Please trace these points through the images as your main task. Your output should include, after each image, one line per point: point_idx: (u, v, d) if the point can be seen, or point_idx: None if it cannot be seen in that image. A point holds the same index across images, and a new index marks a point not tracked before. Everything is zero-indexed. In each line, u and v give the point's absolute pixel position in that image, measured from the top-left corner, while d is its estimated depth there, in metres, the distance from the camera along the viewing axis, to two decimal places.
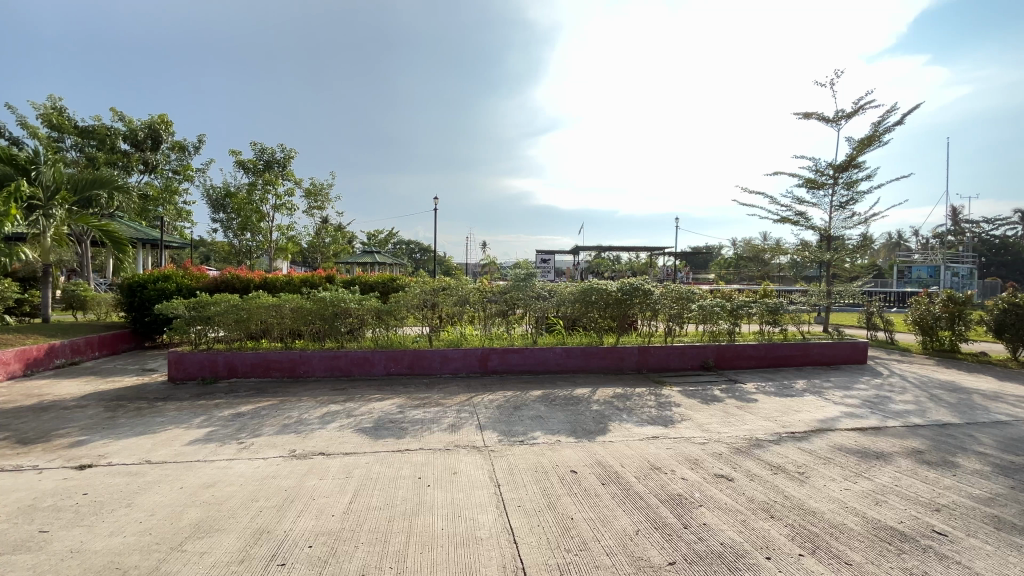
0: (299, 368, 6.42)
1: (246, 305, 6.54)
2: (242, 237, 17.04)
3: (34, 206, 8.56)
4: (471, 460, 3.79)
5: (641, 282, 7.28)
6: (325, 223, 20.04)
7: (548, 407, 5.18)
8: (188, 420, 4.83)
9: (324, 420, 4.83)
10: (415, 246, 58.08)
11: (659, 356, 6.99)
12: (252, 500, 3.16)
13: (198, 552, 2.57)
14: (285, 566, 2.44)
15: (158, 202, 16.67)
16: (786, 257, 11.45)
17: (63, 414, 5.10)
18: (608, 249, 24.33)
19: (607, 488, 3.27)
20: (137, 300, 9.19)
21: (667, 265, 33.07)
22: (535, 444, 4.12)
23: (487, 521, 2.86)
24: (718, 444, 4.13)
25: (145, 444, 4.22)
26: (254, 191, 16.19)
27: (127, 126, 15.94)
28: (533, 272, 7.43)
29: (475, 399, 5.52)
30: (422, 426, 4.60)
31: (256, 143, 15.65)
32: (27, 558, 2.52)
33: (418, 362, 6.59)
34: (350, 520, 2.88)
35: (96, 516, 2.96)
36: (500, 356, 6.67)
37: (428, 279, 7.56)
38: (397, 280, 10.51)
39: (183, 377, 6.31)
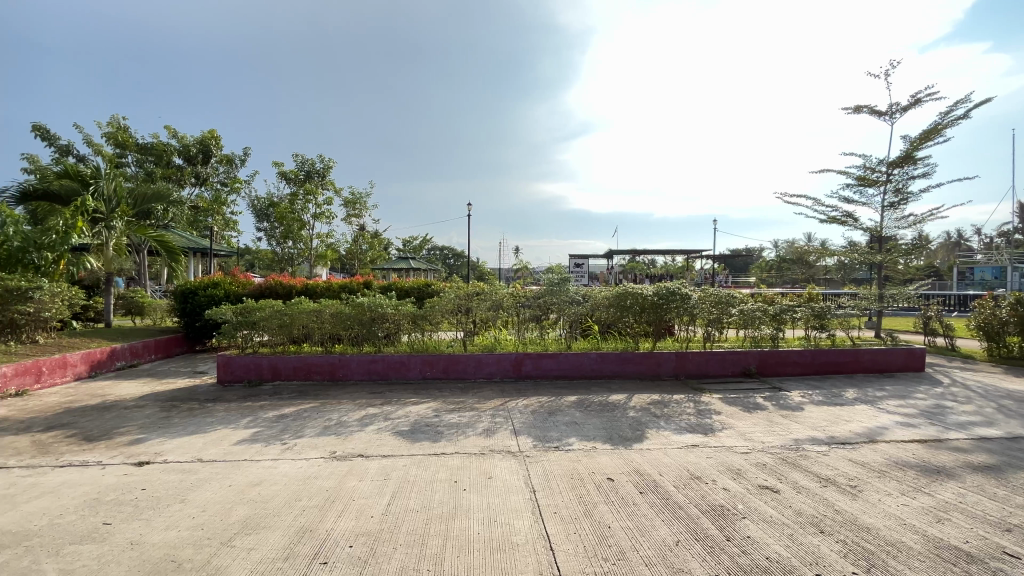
0: (338, 371, 6.61)
1: (289, 311, 6.79)
2: (285, 245, 17.75)
3: (97, 219, 9.16)
4: (506, 465, 3.79)
5: (678, 285, 7.08)
6: (363, 231, 20.61)
7: (583, 413, 5.13)
8: (236, 421, 5.05)
9: (363, 422, 4.95)
10: (449, 252, 58.89)
11: (697, 362, 6.81)
12: (295, 500, 3.26)
13: (246, 548, 2.68)
14: (326, 564, 2.51)
15: (208, 213, 17.55)
16: (833, 259, 10.88)
17: (122, 413, 5.43)
18: (643, 253, 23.91)
19: (644, 497, 3.20)
20: (189, 305, 9.71)
21: (706, 269, 32.21)
22: (570, 450, 4.08)
23: (523, 526, 2.86)
24: (762, 454, 3.97)
25: (196, 443, 4.43)
26: (296, 201, 16.83)
27: (180, 142, 16.91)
28: (567, 277, 7.40)
29: (510, 404, 5.52)
30: (458, 430, 4.65)
31: (298, 155, 16.30)
32: (93, 548, 2.69)
33: (453, 366, 6.66)
34: (388, 522, 2.93)
35: (153, 511, 3.13)
36: (534, 361, 6.66)
37: (462, 285, 7.62)
38: (432, 286, 10.65)
39: (231, 379, 6.60)
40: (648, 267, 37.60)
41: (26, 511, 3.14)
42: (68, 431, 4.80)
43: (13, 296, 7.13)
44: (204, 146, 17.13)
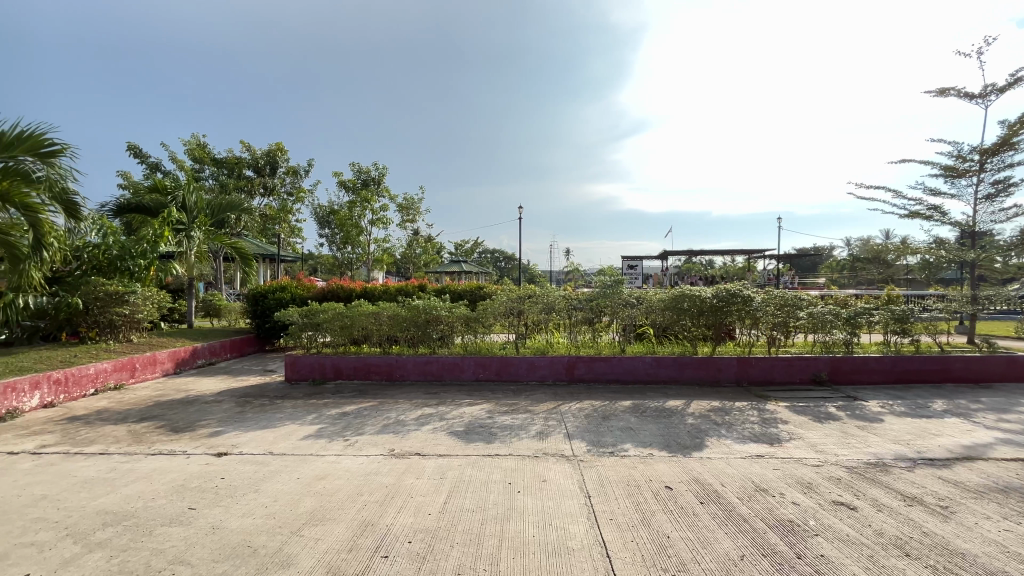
0: (395, 372, 6.84)
1: (350, 313, 7.11)
2: (345, 250, 18.63)
3: (181, 228, 10.03)
4: (560, 468, 3.77)
5: (740, 287, 6.73)
6: (417, 236, 21.28)
7: (638, 419, 5.00)
8: (302, 417, 5.34)
9: (419, 422, 5.09)
10: (500, 255, 59.57)
11: (761, 368, 6.46)
12: (357, 494, 3.40)
13: (313, 538, 2.83)
14: (387, 558, 2.60)
15: (275, 221, 18.74)
16: (916, 257, 9.89)
17: (203, 407, 5.89)
18: (701, 253, 22.99)
19: (705, 508, 3.07)
20: (260, 308, 10.40)
21: (768, 270, 30.53)
22: (625, 456, 4.00)
23: (578, 532, 2.82)
24: (836, 468, 3.71)
25: (268, 437, 4.73)
26: (355, 208, 17.63)
27: (251, 155, 18.16)
28: (620, 279, 7.25)
29: (563, 407, 5.49)
30: (511, 432, 4.67)
31: (356, 164, 17.07)
32: (180, 530, 2.93)
33: (505, 368, 6.72)
34: (445, 520, 3.00)
35: (231, 499, 3.37)
36: (587, 365, 6.58)
37: (514, 287, 7.66)
38: (484, 288, 10.77)
39: (297, 378, 7.00)
40: (704, 268, 36.24)
41: (125, 493, 3.48)
42: (158, 422, 5.27)
43: (111, 300, 7.92)
44: (271, 158, 18.32)
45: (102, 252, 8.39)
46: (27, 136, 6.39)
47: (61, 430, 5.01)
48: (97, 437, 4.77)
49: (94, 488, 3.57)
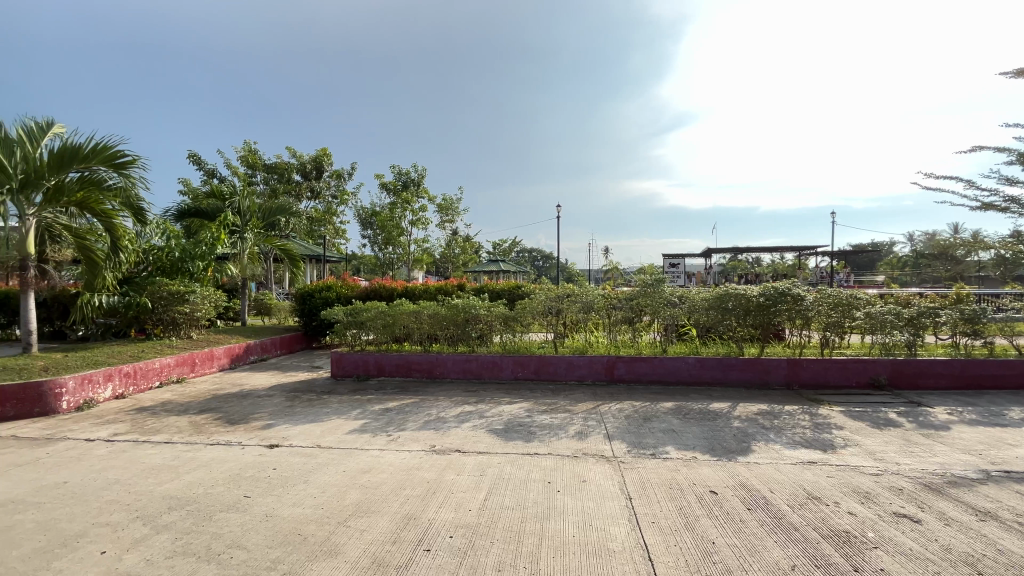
0: (436, 369, 6.97)
1: (392, 312, 7.29)
2: (386, 250, 19.16)
3: (235, 231, 10.60)
4: (600, 469, 3.73)
5: (790, 285, 6.43)
6: (455, 236, 21.62)
7: (681, 421, 4.87)
8: (348, 413, 5.53)
9: (459, 419, 5.16)
10: (538, 254, 59.55)
11: (813, 370, 6.16)
12: (399, 489, 3.49)
13: (359, 529, 2.92)
14: (430, 552, 2.65)
15: (321, 223, 19.50)
16: (989, 253, 9.15)
17: (256, 401, 6.21)
18: (746, 250, 22.13)
19: (754, 515, 2.96)
20: (307, 306, 10.84)
21: (820, 267, 29.03)
22: (667, 459, 3.91)
23: (620, 534, 2.79)
24: (897, 477, 3.48)
25: (316, 430, 4.93)
26: (395, 210, 18.08)
27: (298, 160, 18.95)
28: (662, 278, 7.07)
29: (602, 407, 5.43)
30: (550, 431, 4.66)
31: (397, 166, 17.52)
32: (237, 517, 3.10)
33: (544, 367, 6.71)
34: (486, 516, 3.03)
35: (282, 489, 3.54)
36: (628, 365, 6.47)
37: (553, 286, 7.63)
38: (522, 288, 10.78)
39: (342, 374, 7.25)
40: (751, 267, 34.90)
41: (187, 480, 3.72)
42: (215, 414, 5.59)
43: (173, 299, 8.44)
44: (318, 163, 19.06)
45: (166, 254, 8.99)
46: (104, 148, 6.89)
47: (130, 420, 5.40)
48: (162, 427, 5.12)
49: (161, 473, 3.84)
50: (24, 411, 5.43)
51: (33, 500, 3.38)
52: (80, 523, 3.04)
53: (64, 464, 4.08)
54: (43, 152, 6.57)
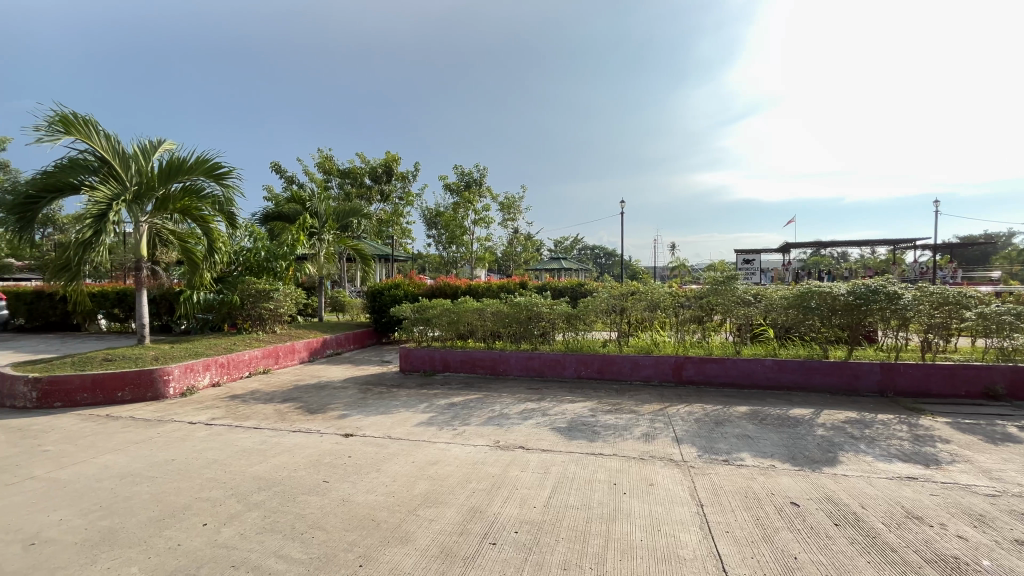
0: (499, 367, 7.06)
1: (457, 309, 7.48)
2: (450, 249, 19.72)
3: (314, 232, 11.36)
4: (669, 473, 3.60)
5: (884, 283, 5.81)
6: (517, 234, 21.82)
7: (757, 427, 4.59)
8: (415, 406, 5.75)
9: (522, 416, 5.20)
10: (600, 251, 58.67)
11: (912, 377, 5.56)
12: (465, 482, 3.57)
13: (428, 518, 3.02)
14: (495, 545, 2.69)
15: (389, 224, 20.40)
16: None
17: (332, 392, 6.62)
18: (829, 244, 20.47)
19: (842, 531, 2.72)
20: (377, 304, 11.36)
21: (918, 263, 26.19)
22: (741, 466, 3.70)
23: (690, 541, 2.68)
24: (1018, 500, 3.06)
25: (386, 422, 5.17)
26: (459, 210, 18.52)
27: (368, 165, 19.94)
28: (734, 275, 6.65)
29: (670, 410, 5.23)
30: (615, 432, 4.57)
31: (460, 167, 17.93)
32: (317, 500, 3.32)
33: (608, 367, 6.59)
34: (551, 514, 3.02)
35: (357, 476, 3.74)
36: (697, 366, 6.21)
37: (616, 284, 7.47)
38: (585, 285, 10.64)
39: (410, 369, 7.54)
40: (835, 263, 32.21)
41: (274, 463, 4.03)
42: (297, 403, 6.03)
43: (260, 296, 9.16)
44: (386, 167, 19.94)
45: (254, 255, 9.70)
46: (204, 159, 7.63)
47: (225, 406, 5.95)
48: (252, 414, 5.60)
49: (251, 456, 4.19)
50: (139, 395, 6.13)
51: (148, 474, 3.82)
52: (185, 497, 3.39)
53: (171, 443, 4.57)
54: (155, 163, 7.42)
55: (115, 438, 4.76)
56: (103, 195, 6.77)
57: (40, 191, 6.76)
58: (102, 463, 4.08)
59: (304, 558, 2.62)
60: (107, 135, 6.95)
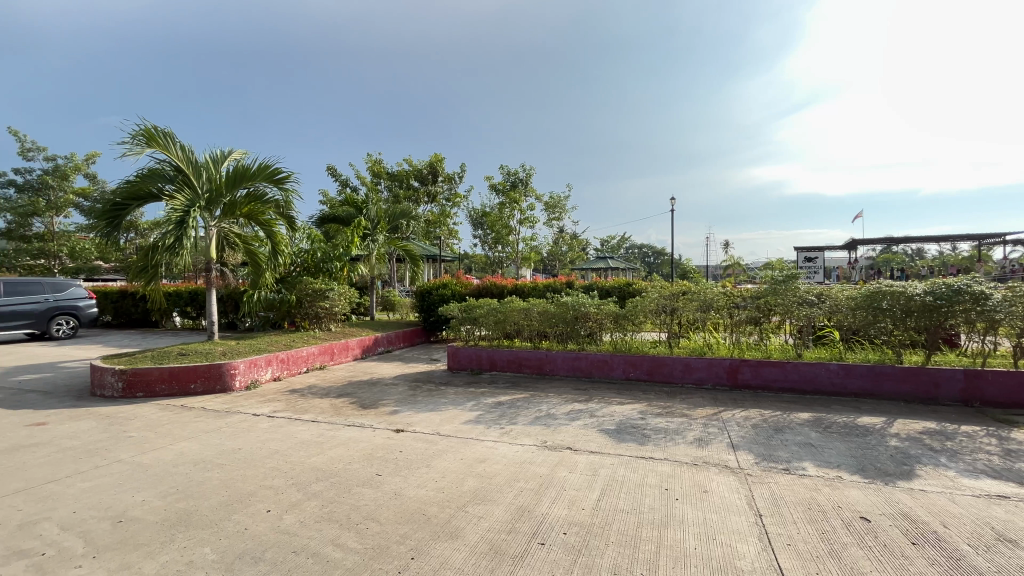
0: (546, 366, 7.04)
1: (503, 309, 7.54)
2: (496, 250, 19.90)
3: (366, 234, 11.80)
4: (724, 480, 3.46)
5: (969, 282, 5.30)
6: (562, 234, 21.72)
7: (821, 435, 4.32)
8: (463, 404, 5.83)
9: (570, 416, 5.15)
10: (648, 250, 57.33)
11: (1002, 386, 5.06)
12: (513, 481, 3.58)
13: (477, 515, 3.06)
14: (544, 546, 2.68)
15: (437, 225, 20.84)
16: None
17: (384, 389, 6.84)
18: (900, 241, 19.00)
19: (921, 551, 2.52)
20: (426, 303, 11.63)
21: (1006, 260, 23.80)
22: (804, 475, 3.50)
23: (748, 552, 2.56)
24: None
25: (435, 418, 5.28)
26: (505, 210, 18.63)
27: (416, 167, 20.45)
28: (795, 274, 6.31)
29: (724, 414, 5.03)
30: (666, 436, 4.44)
31: (506, 167, 18.05)
32: (371, 492, 3.44)
33: (658, 369, 6.42)
34: (600, 517, 2.98)
35: (409, 470, 3.84)
36: (753, 369, 5.93)
37: (667, 283, 7.27)
38: (633, 285, 10.42)
39: (458, 367, 7.65)
40: (907, 261, 29.87)
41: (330, 455, 4.22)
42: (350, 399, 6.27)
43: (316, 295, 9.61)
44: (434, 169, 20.38)
45: (311, 256, 10.18)
46: (267, 167, 8.08)
47: (285, 399, 6.28)
48: (310, 407, 5.88)
49: (310, 448, 4.40)
50: (209, 387, 6.59)
51: (218, 461, 4.10)
52: (251, 484, 3.61)
53: (238, 433, 4.88)
54: (223, 171, 7.95)
55: (189, 427, 5.14)
56: (179, 203, 7.39)
57: (126, 199, 7.43)
58: (178, 450, 4.41)
59: (359, 547, 2.72)
60: (182, 146, 7.51)
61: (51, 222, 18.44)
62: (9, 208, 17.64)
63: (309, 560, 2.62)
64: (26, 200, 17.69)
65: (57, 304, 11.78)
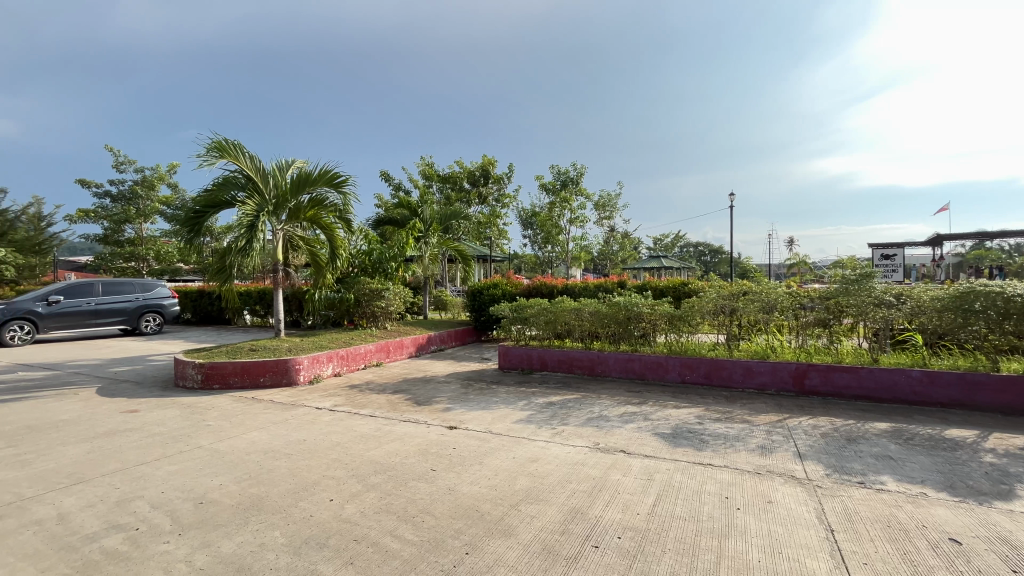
0: (597, 367, 6.95)
1: (554, 309, 7.52)
2: (546, 250, 19.92)
3: (420, 235, 12.16)
4: (791, 491, 3.27)
5: None
6: (614, 233, 21.40)
7: (902, 447, 3.98)
8: (514, 403, 5.87)
9: (623, 419, 5.06)
10: (704, 248, 55.19)
11: None
12: (566, 482, 3.56)
13: (530, 514, 3.07)
14: (598, 549, 2.65)
15: (487, 225, 21.11)
16: None
17: (437, 386, 7.01)
18: (993, 236, 17.19)
19: None
20: (477, 303, 11.80)
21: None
22: (882, 490, 3.24)
23: (819, 569, 2.40)
24: None
25: (487, 417, 5.35)
26: (554, 209, 18.56)
27: (467, 169, 20.80)
28: (870, 273, 5.86)
29: (789, 421, 4.76)
30: (726, 442, 4.26)
31: (556, 167, 17.97)
32: (427, 487, 3.53)
33: (716, 372, 6.16)
34: (656, 523, 2.90)
35: (462, 467, 3.91)
36: (822, 375, 5.58)
37: (725, 283, 6.97)
38: (688, 285, 10.07)
39: (509, 367, 7.70)
40: (1001, 258, 26.98)
41: (388, 449, 4.38)
42: (406, 395, 6.48)
43: (373, 295, 10.01)
44: (484, 170, 20.65)
45: (368, 257, 10.60)
46: (327, 172, 8.50)
47: (345, 394, 6.58)
48: (368, 402, 6.14)
49: (369, 441, 4.59)
50: (277, 381, 7.03)
51: (286, 451, 4.36)
52: (316, 473, 3.82)
53: (303, 425, 5.16)
54: (288, 177, 8.44)
55: (260, 418, 5.50)
56: (250, 209, 7.92)
57: (204, 207, 8.06)
58: (250, 439, 4.74)
59: (415, 539, 2.80)
60: (252, 156, 8.05)
61: (140, 228, 20.35)
62: (105, 216, 19.67)
63: (369, 549, 2.72)
64: (120, 209, 19.73)
65: (146, 302, 12.96)
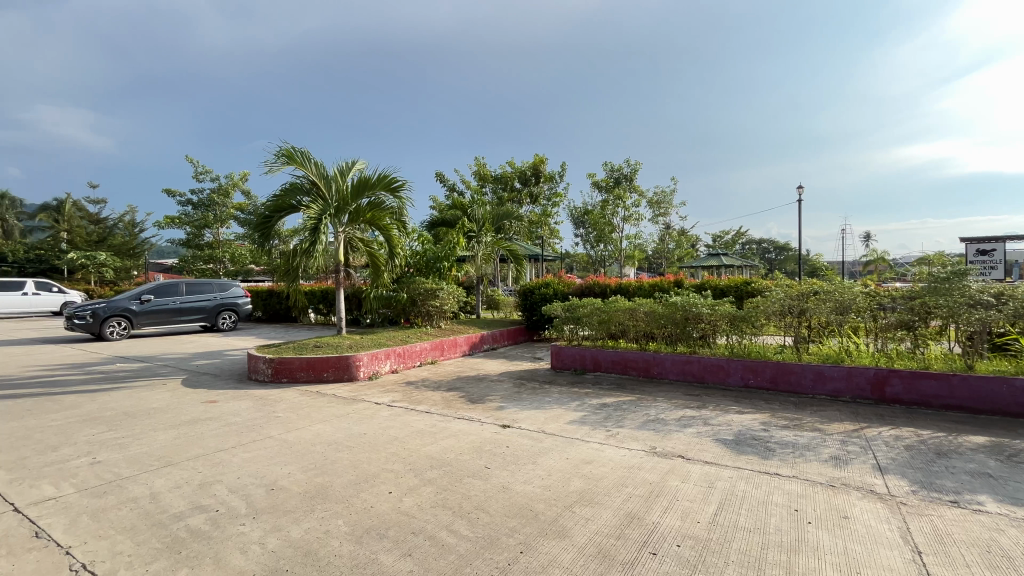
0: (653, 369, 6.75)
1: (608, 308, 7.39)
2: (598, 248, 19.64)
3: (472, 236, 12.34)
4: (871, 507, 3.02)
5: None
6: (669, 230, 20.72)
7: (1003, 464, 3.57)
8: (568, 403, 5.82)
9: (681, 423, 4.88)
10: (768, 245, 52.24)
11: None
12: (621, 485, 3.48)
13: (584, 517, 3.03)
14: (656, 556, 2.57)
15: (538, 225, 21.10)
16: None
17: (490, 385, 7.09)
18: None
19: None
20: (529, 303, 11.81)
21: None
22: (980, 511, 2.92)
23: None
24: None
25: (540, 416, 5.34)
26: (607, 208, 18.22)
27: (519, 169, 20.88)
28: (964, 271, 5.31)
29: (867, 432, 4.39)
30: (795, 451, 4.00)
31: (609, 164, 17.64)
32: (481, 484, 3.57)
33: (783, 376, 5.81)
34: (718, 533, 2.77)
35: (516, 466, 3.93)
36: (904, 382, 5.12)
37: (793, 282, 6.56)
38: (752, 284, 9.54)
39: (561, 366, 7.65)
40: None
41: (443, 445, 4.47)
42: (460, 393, 6.60)
43: (428, 294, 10.28)
44: (536, 170, 20.66)
45: (423, 257, 10.90)
46: (384, 177, 8.81)
47: (402, 391, 6.80)
48: (424, 399, 6.30)
49: (425, 437, 4.71)
50: (339, 377, 7.38)
51: (348, 443, 4.57)
52: (376, 466, 3.96)
53: (363, 420, 5.38)
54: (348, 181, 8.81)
55: (324, 411, 5.80)
56: (315, 212, 8.35)
57: (274, 211, 8.59)
58: (316, 431, 5.00)
59: (470, 535, 2.85)
60: (316, 162, 8.49)
61: (217, 232, 22.03)
62: (188, 223, 21.48)
63: (426, 542, 2.79)
64: (200, 216, 21.48)
65: (223, 302, 14.05)
